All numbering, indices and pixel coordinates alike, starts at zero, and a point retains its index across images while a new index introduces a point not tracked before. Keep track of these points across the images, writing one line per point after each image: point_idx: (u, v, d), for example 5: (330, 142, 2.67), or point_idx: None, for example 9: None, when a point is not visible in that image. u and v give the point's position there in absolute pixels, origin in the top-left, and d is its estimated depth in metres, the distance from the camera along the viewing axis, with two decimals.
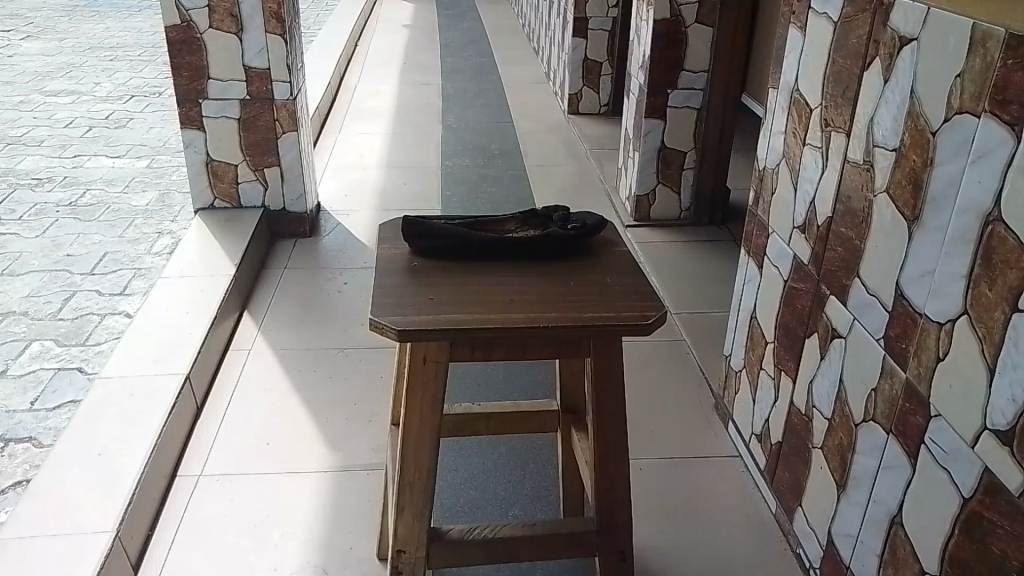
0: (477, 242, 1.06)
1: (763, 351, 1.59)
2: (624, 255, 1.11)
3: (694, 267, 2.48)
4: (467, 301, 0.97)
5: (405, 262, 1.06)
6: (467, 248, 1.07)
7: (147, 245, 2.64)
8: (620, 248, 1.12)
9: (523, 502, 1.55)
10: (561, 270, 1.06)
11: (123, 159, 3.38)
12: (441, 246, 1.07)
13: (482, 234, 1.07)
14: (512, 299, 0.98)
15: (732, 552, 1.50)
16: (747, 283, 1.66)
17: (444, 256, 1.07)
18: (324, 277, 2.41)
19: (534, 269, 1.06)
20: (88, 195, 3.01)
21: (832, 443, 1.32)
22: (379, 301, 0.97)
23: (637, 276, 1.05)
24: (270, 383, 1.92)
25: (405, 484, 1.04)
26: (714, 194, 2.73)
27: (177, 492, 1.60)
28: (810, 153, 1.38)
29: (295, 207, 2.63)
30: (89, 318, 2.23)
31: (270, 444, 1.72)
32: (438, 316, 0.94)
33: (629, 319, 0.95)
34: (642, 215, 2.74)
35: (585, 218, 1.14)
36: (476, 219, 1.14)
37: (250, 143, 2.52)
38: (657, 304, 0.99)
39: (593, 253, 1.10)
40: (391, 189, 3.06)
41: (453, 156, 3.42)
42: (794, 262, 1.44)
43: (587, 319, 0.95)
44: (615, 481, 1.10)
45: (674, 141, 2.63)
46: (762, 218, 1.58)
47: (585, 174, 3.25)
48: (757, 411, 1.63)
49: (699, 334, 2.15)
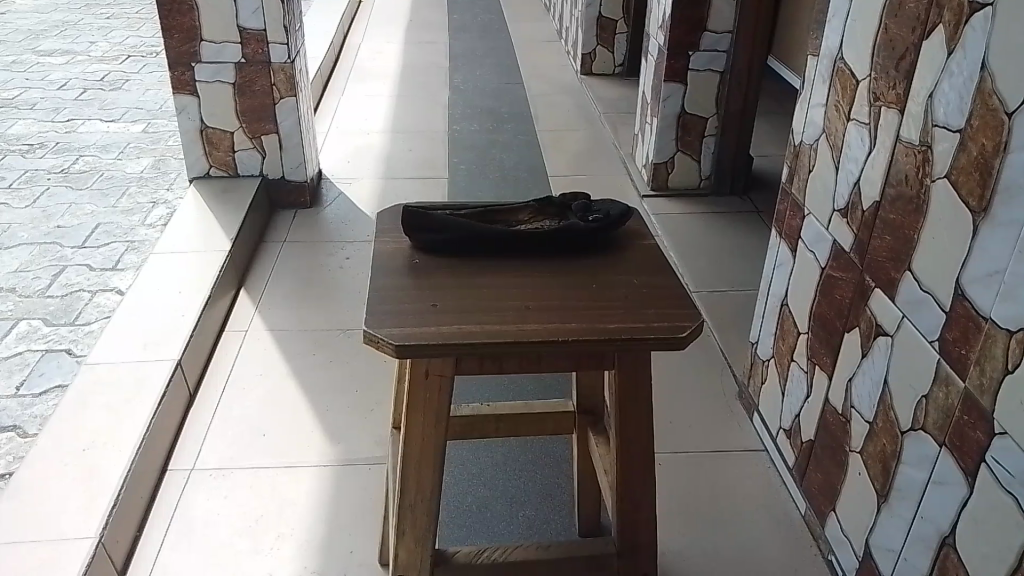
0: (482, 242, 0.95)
1: (794, 341, 1.47)
2: (654, 248, 0.99)
3: (713, 241, 2.35)
4: (472, 308, 0.85)
5: (405, 259, 0.94)
6: (475, 244, 0.95)
7: (141, 215, 2.53)
8: (648, 241, 1.00)
9: (534, 503, 1.46)
10: (581, 268, 0.94)
11: (118, 123, 3.25)
12: (446, 242, 0.95)
13: (492, 228, 0.95)
14: (522, 302, 0.86)
15: (757, 558, 1.40)
16: (778, 266, 1.54)
17: (447, 253, 0.96)
18: (325, 251, 2.30)
19: (552, 265, 0.94)
20: (81, 161, 2.89)
21: (873, 449, 1.21)
22: (374, 306, 0.85)
23: (670, 273, 0.92)
24: (267, 366, 1.82)
25: (406, 507, 0.93)
26: (736, 162, 2.58)
27: (168, 487, 1.51)
28: (854, 129, 1.24)
29: (294, 176, 2.50)
30: (79, 295, 2.13)
31: (267, 435, 1.63)
32: (433, 330, 0.82)
33: (656, 331, 0.83)
34: (660, 183, 2.60)
35: (608, 207, 1.02)
36: (484, 208, 1.02)
37: (246, 107, 2.39)
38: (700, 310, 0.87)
39: (615, 249, 0.98)
40: (396, 155, 2.92)
41: (461, 120, 3.27)
42: (833, 248, 1.31)
43: (606, 332, 0.82)
44: (640, 501, 0.98)
45: (695, 106, 2.47)
46: (796, 197, 1.46)
47: (599, 139, 3.10)
48: (786, 405, 1.52)
49: (722, 313, 2.03)
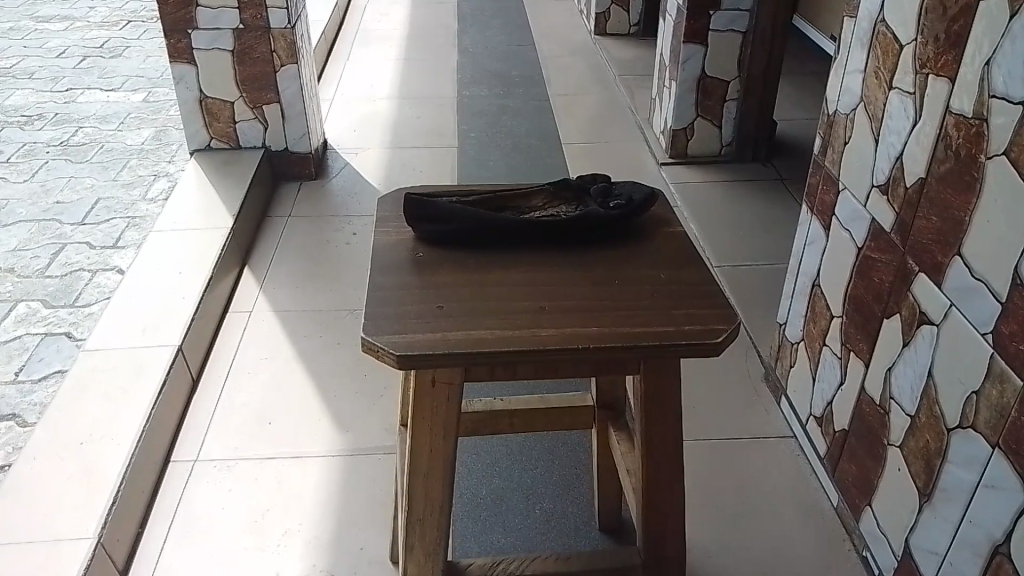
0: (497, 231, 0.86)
1: (827, 325, 1.39)
2: (683, 238, 0.90)
3: (735, 211, 2.25)
4: (482, 310, 0.77)
5: (410, 253, 0.86)
6: (486, 236, 0.87)
7: (142, 189, 2.46)
8: (675, 228, 0.91)
9: (551, 494, 1.39)
10: (603, 262, 0.85)
11: (118, 92, 3.16)
12: (454, 234, 0.87)
13: (505, 218, 0.87)
14: (539, 304, 0.78)
15: (788, 553, 1.33)
16: (809, 243, 1.45)
17: (455, 246, 0.88)
18: (331, 225, 2.22)
19: (571, 258, 0.85)
20: (80, 133, 2.81)
21: (915, 444, 1.13)
22: (375, 309, 0.77)
23: (702, 268, 0.84)
24: (272, 350, 1.76)
25: (415, 521, 0.86)
26: (758, 127, 2.47)
27: (171, 480, 1.45)
28: (897, 99, 1.14)
29: (298, 147, 2.41)
30: (79, 275, 2.06)
31: (273, 423, 1.57)
32: (440, 336, 0.74)
33: (688, 337, 0.74)
34: (679, 150, 2.50)
35: (631, 190, 0.93)
36: (496, 193, 0.94)
37: (247, 76, 2.29)
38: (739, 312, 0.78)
39: (639, 237, 0.90)
40: (404, 122, 2.83)
41: (470, 85, 3.15)
42: (872, 228, 1.22)
43: (633, 339, 0.73)
44: (667, 511, 0.91)
45: (716, 68, 2.35)
46: (830, 171, 1.36)
47: (614, 103, 2.98)
48: (817, 391, 1.43)
49: (745, 289, 1.94)
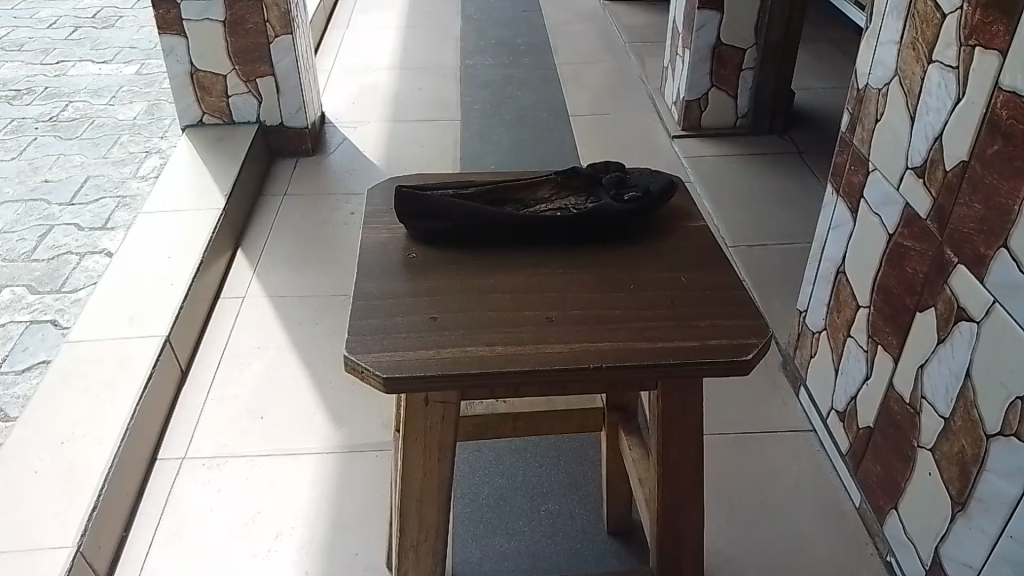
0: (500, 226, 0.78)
1: (852, 316, 1.30)
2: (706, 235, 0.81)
3: (750, 187, 2.15)
4: (479, 321, 0.69)
5: (399, 254, 0.78)
6: (485, 234, 0.78)
7: (133, 166, 2.37)
8: (698, 222, 0.82)
9: (557, 494, 1.32)
10: (613, 262, 0.76)
11: (110, 64, 3.05)
12: (449, 232, 0.78)
13: (506, 215, 0.78)
14: (543, 313, 0.69)
15: (808, 557, 1.26)
16: (834, 227, 1.35)
17: (451, 245, 0.79)
18: (329, 204, 2.13)
19: (579, 260, 0.77)
20: (70, 108, 2.72)
21: (948, 449, 1.05)
22: (359, 321, 0.68)
23: (728, 270, 0.75)
24: (266, 339, 1.68)
25: (407, 548, 0.78)
26: (776, 98, 2.36)
27: (158, 480, 1.39)
28: (937, 73, 1.04)
29: (294, 122, 2.31)
30: (67, 258, 1.98)
31: (265, 418, 1.49)
32: (430, 353, 0.65)
33: (714, 353, 0.65)
34: (692, 122, 2.39)
35: (647, 180, 0.84)
36: (498, 183, 0.85)
37: (239, 48, 2.18)
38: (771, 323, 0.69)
39: (655, 234, 0.80)
40: (405, 94, 2.72)
41: (474, 54, 3.03)
42: (907, 213, 1.13)
43: (650, 356, 0.65)
44: (684, 535, 0.83)
45: (732, 36, 2.23)
46: (859, 150, 1.26)
47: (623, 72, 2.87)
48: (840, 384, 1.35)
49: (762, 271, 1.84)
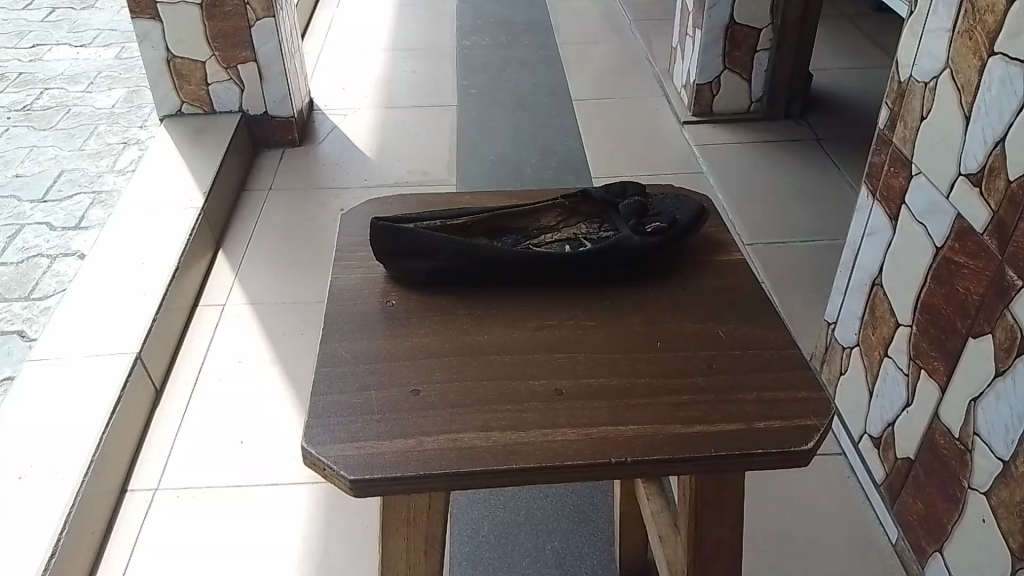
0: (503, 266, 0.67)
1: (890, 334, 1.17)
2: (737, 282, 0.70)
3: (768, 177, 2.01)
4: (470, 397, 0.58)
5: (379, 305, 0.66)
6: (484, 277, 0.68)
7: (110, 159, 2.23)
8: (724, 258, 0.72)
9: (564, 531, 1.20)
10: (635, 315, 0.66)
11: (88, 48, 2.90)
12: (439, 275, 0.67)
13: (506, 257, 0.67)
14: (551, 384, 0.59)
15: None
16: (869, 233, 1.22)
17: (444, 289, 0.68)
18: (317, 198, 2.00)
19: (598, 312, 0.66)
20: (45, 96, 2.57)
21: (1008, 496, 0.92)
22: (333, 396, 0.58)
23: (762, 325, 0.64)
24: (248, 352, 1.56)
25: None
26: (793, 81, 2.21)
27: (128, 516, 1.27)
28: (999, 69, 0.90)
29: (279, 111, 2.17)
30: (37, 261, 1.85)
31: (245, 443, 1.38)
32: (410, 445, 0.55)
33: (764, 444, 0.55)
34: (703, 108, 2.25)
35: (673, 209, 0.73)
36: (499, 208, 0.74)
37: (218, 32, 2.04)
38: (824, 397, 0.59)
39: (681, 273, 0.70)
40: (398, 78, 2.57)
41: (471, 33, 2.88)
42: (958, 226, 0.99)
43: (682, 447, 0.54)
44: None
45: (747, 15, 2.07)
46: (899, 150, 1.12)
47: (629, 52, 2.72)
48: (874, 407, 1.23)
49: (781, 271, 1.71)
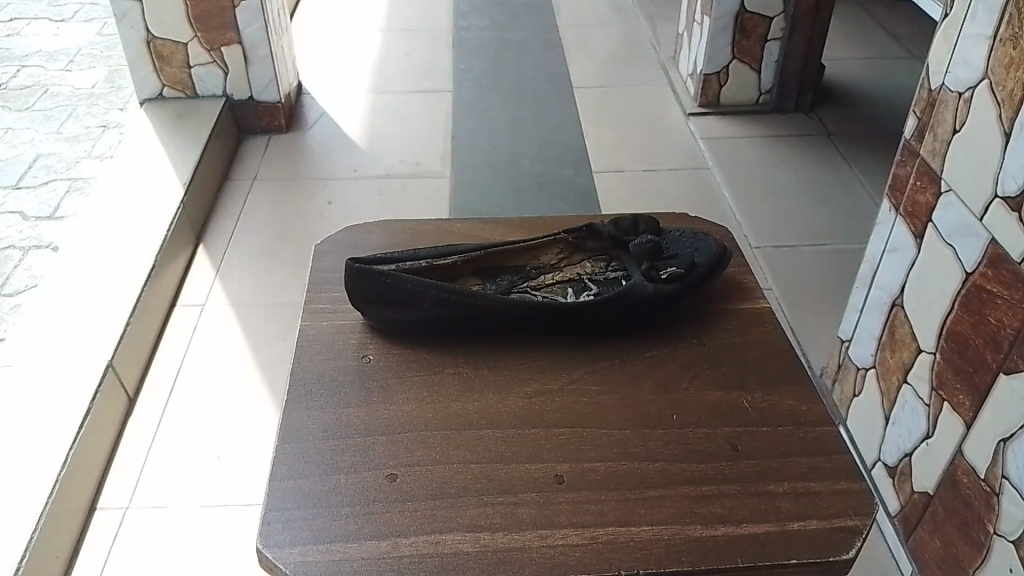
0: (495, 312, 0.91)
1: (909, 359, 1.10)
2: (695, 382, 0.88)
3: (778, 175, 1.93)
4: (445, 489, 0.77)
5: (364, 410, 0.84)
6: (493, 324, 0.92)
7: (89, 143, 2.13)
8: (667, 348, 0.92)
9: None
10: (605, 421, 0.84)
11: (69, 23, 2.78)
12: (456, 319, 0.91)
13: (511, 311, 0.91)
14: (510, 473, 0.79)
15: None
16: (890, 248, 1.14)
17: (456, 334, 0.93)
18: (304, 191, 1.91)
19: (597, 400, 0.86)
20: (22, 73, 2.46)
21: None
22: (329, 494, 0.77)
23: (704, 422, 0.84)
24: (228, 356, 1.48)
25: None
26: (803, 72, 2.11)
27: (96, 537, 1.20)
28: None
29: (265, 96, 2.07)
30: (9, 253, 1.76)
31: (222, 458, 1.30)
32: (386, 544, 0.72)
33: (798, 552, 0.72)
34: (709, 99, 2.15)
35: (685, 254, 0.97)
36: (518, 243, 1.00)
37: (200, 12, 1.94)
38: (861, 503, 0.76)
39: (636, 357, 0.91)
40: (392, 60, 2.47)
41: (468, 14, 2.77)
42: (991, 251, 0.91)
43: (700, 554, 0.72)
44: None
45: (757, 3, 1.98)
46: (926, 163, 1.04)
47: (632, 37, 2.61)
48: (890, 435, 1.15)
49: (790, 277, 1.63)
